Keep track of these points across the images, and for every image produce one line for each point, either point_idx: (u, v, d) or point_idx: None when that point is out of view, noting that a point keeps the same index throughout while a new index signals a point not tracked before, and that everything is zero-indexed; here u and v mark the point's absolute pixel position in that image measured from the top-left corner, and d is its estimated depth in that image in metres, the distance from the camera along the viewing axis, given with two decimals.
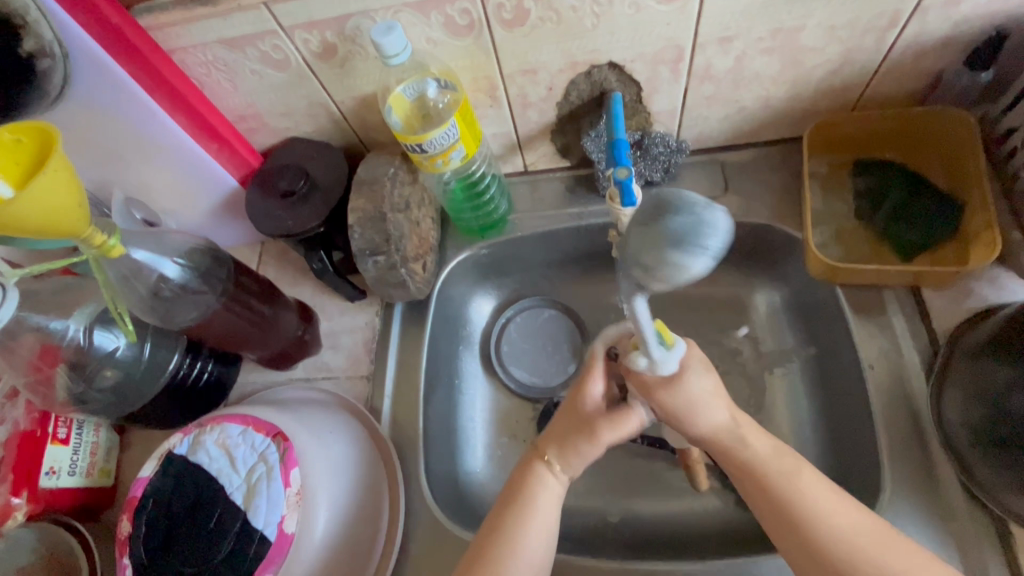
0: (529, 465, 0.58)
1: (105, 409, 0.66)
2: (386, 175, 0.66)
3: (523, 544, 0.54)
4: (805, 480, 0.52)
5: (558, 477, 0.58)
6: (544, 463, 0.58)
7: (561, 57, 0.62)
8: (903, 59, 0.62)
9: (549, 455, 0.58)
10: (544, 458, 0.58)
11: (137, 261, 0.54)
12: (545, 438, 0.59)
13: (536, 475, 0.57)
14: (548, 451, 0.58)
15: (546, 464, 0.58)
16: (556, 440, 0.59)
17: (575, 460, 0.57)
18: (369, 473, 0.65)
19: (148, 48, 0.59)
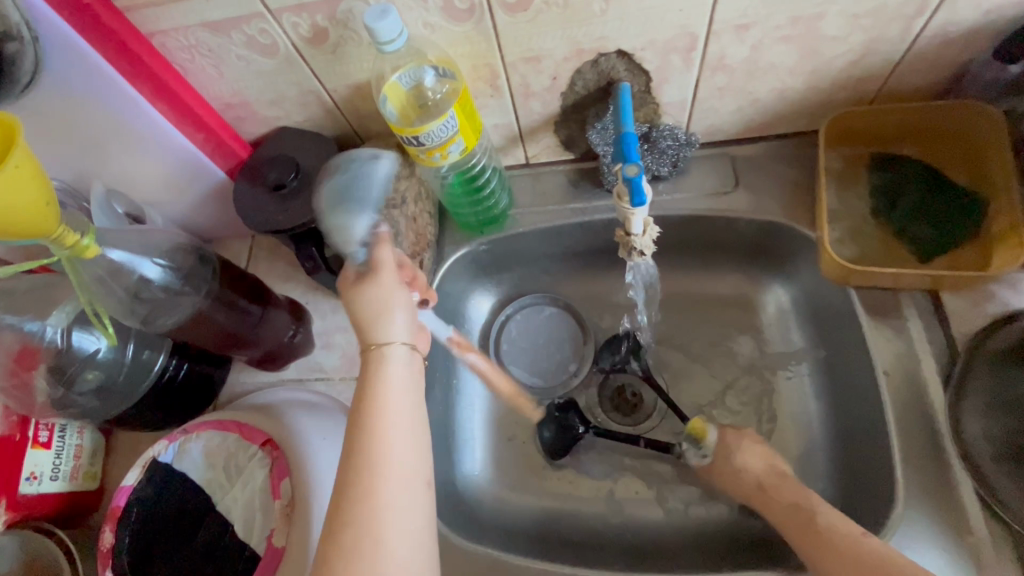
0: (368, 356, 0.50)
1: (86, 413, 0.63)
2: (381, 170, 0.63)
3: (377, 431, 0.46)
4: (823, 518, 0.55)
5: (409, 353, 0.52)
6: (376, 348, 0.50)
7: (567, 45, 0.59)
8: (927, 50, 0.59)
9: (377, 336, 0.51)
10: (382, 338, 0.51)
11: (114, 262, 0.50)
12: (360, 330, 0.51)
13: (374, 358, 0.50)
14: (373, 338, 0.51)
15: (377, 347, 0.50)
16: (362, 329, 0.51)
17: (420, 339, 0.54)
18: None
19: (125, 31, 0.56)
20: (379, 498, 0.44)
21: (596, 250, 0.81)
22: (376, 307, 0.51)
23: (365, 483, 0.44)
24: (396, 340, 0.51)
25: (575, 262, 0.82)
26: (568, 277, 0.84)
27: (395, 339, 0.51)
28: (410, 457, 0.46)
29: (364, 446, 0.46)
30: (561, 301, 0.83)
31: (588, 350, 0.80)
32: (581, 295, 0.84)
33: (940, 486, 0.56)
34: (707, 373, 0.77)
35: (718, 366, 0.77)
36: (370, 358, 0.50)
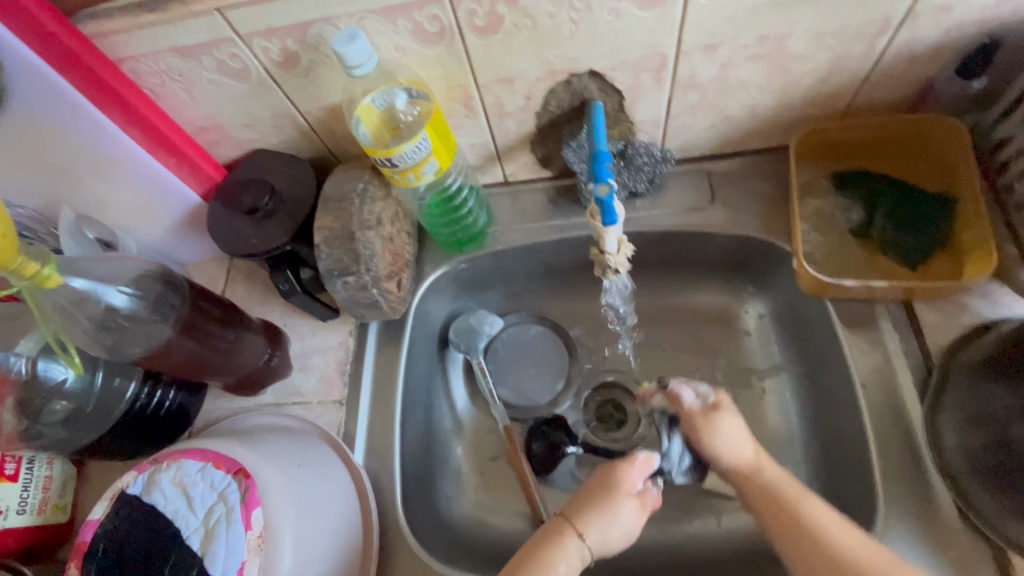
0: (561, 536, 0.53)
1: (54, 444, 0.61)
2: (355, 193, 0.63)
3: None
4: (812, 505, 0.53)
5: (582, 555, 0.53)
6: (577, 539, 0.53)
7: (539, 66, 0.59)
8: (893, 68, 0.60)
9: (585, 532, 0.54)
10: (578, 534, 0.53)
11: (78, 290, 0.50)
12: (580, 509, 0.55)
13: (567, 542, 0.53)
14: (587, 529, 0.54)
15: (578, 540, 0.53)
16: (587, 510, 0.55)
17: (608, 535, 0.54)
18: (342, 507, 0.61)
19: (93, 58, 0.55)
20: None
21: (576, 266, 0.81)
22: (609, 512, 0.55)
23: None
24: (596, 543, 0.54)
25: (556, 278, 0.82)
26: (550, 293, 0.84)
27: (593, 541, 0.54)
28: None
29: None
30: (547, 319, 0.83)
31: (572, 367, 0.80)
32: (563, 312, 0.84)
33: (921, 498, 0.56)
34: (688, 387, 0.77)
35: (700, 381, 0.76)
36: (563, 543, 0.53)
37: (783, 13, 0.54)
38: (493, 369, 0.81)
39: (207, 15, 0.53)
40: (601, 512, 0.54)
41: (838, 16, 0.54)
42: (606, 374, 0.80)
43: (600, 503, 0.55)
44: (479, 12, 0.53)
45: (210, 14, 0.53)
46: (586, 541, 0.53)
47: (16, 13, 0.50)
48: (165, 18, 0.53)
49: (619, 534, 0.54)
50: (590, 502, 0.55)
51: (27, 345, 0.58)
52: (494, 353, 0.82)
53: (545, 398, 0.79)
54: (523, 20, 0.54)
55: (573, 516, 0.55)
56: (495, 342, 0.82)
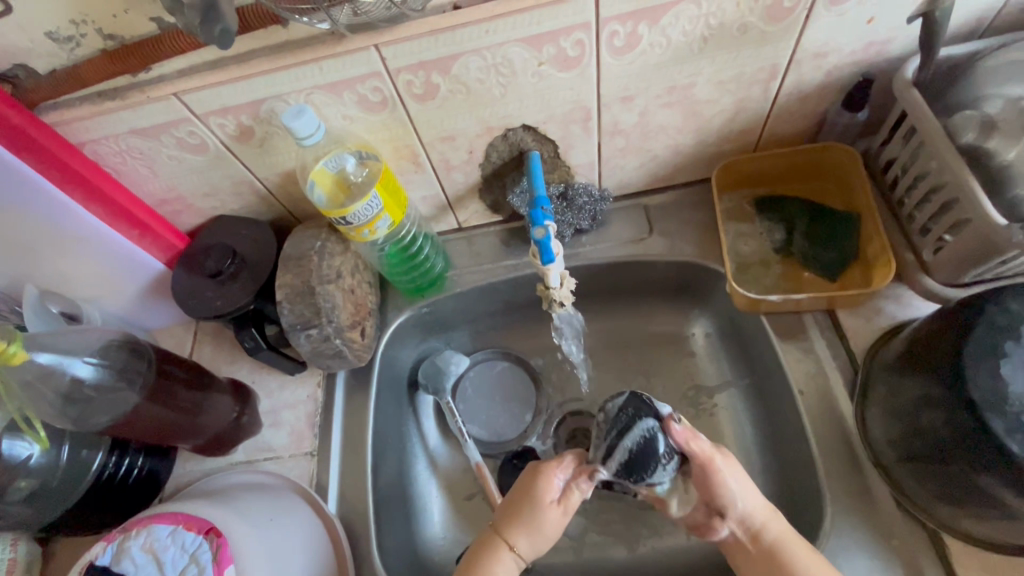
0: (493, 551, 0.58)
1: (20, 522, 0.61)
2: (313, 250, 0.67)
3: None
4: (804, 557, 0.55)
5: (517, 562, 0.59)
6: (508, 551, 0.58)
7: (476, 124, 0.65)
8: (789, 105, 0.68)
9: (514, 543, 0.58)
10: (509, 546, 0.58)
11: (43, 365, 0.52)
12: (506, 521, 0.59)
13: (500, 556, 0.58)
14: (515, 540, 0.58)
15: (510, 551, 0.58)
16: (512, 525, 0.59)
17: (537, 542, 0.58)
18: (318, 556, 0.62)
19: (56, 144, 0.59)
20: None
21: (534, 302, 0.85)
22: (534, 520, 0.59)
23: None
24: (526, 551, 0.58)
25: (515, 314, 0.86)
26: (511, 330, 0.88)
27: (521, 548, 0.59)
28: None
29: None
30: (512, 354, 0.86)
31: (538, 399, 0.83)
32: (525, 346, 0.88)
33: (862, 492, 0.61)
34: None
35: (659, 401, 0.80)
36: (495, 557, 0.58)
37: (685, 67, 0.61)
38: (462, 407, 0.83)
39: (164, 100, 0.57)
40: (526, 521, 0.59)
41: (733, 67, 0.62)
42: (571, 403, 0.83)
43: (523, 513, 0.59)
44: (416, 82, 0.58)
45: (167, 99, 0.57)
46: (517, 551, 0.58)
47: None
48: (124, 104, 0.57)
49: (547, 536, 0.59)
50: (513, 513, 0.59)
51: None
52: (463, 392, 0.84)
53: (515, 432, 0.81)
54: (457, 86, 0.60)
55: (501, 531, 0.59)
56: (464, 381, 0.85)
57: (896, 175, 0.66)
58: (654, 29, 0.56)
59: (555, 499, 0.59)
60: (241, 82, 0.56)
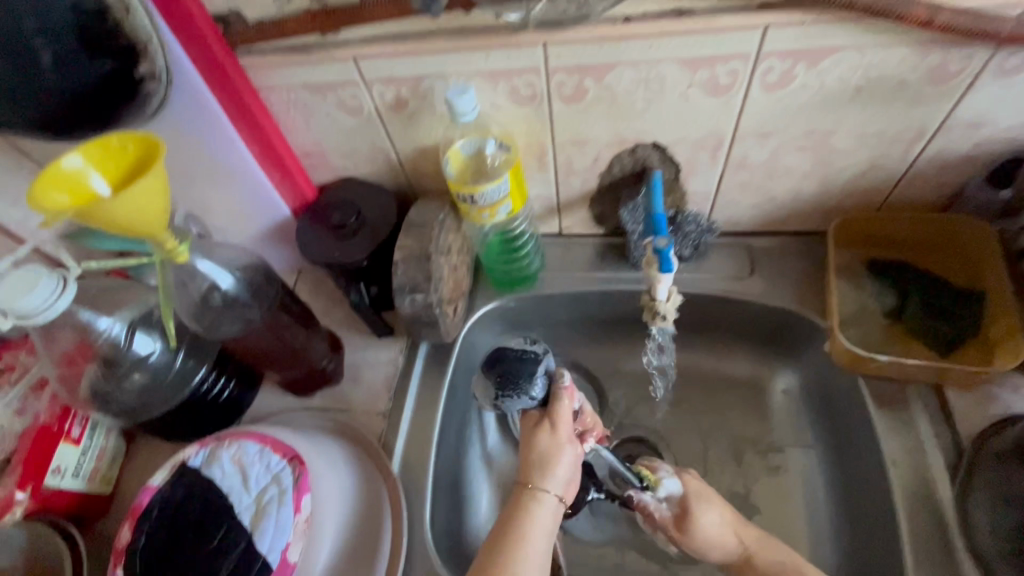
0: (521, 497, 0.62)
1: (124, 411, 0.66)
2: (435, 221, 0.70)
3: None
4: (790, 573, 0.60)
5: (551, 497, 0.62)
6: (531, 491, 0.62)
7: (611, 134, 0.68)
8: (926, 171, 0.67)
9: (535, 481, 0.63)
10: (529, 487, 0.63)
11: (199, 270, 0.56)
12: (498, 540, 0.59)
13: (529, 501, 0.62)
14: (532, 479, 0.63)
15: (530, 491, 0.62)
16: (526, 469, 0.64)
17: (556, 481, 0.63)
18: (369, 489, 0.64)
19: (243, 84, 0.65)
20: None
21: (620, 319, 0.86)
22: (543, 458, 0.63)
23: None
24: (551, 486, 0.63)
25: (594, 329, 0.88)
26: (585, 342, 0.89)
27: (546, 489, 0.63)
28: None
29: None
30: (581, 367, 0.88)
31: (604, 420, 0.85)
32: (597, 362, 0.89)
33: None
34: (713, 453, 0.80)
35: (725, 440, 0.81)
36: (525, 503, 0.62)
37: (831, 113, 0.62)
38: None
39: (344, 61, 0.63)
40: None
41: (879, 121, 0.62)
42: (634, 428, 0.84)
43: (511, 540, 0.59)
44: (568, 84, 0.62)
45: (346, 61, 0.63)
46: (547, 490, 0.62)
47: (195, 43, 0.60)
48: (309, 59, 0.63)
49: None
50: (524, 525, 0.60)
51: (67, 296, 0.56)
52: None
53: None
54: (604, 93, 0.63)
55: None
56: None
57: None
58: (811, 71, 0.58)
59: (539, 458, 0.63)
60: (413, 56, 0.61)
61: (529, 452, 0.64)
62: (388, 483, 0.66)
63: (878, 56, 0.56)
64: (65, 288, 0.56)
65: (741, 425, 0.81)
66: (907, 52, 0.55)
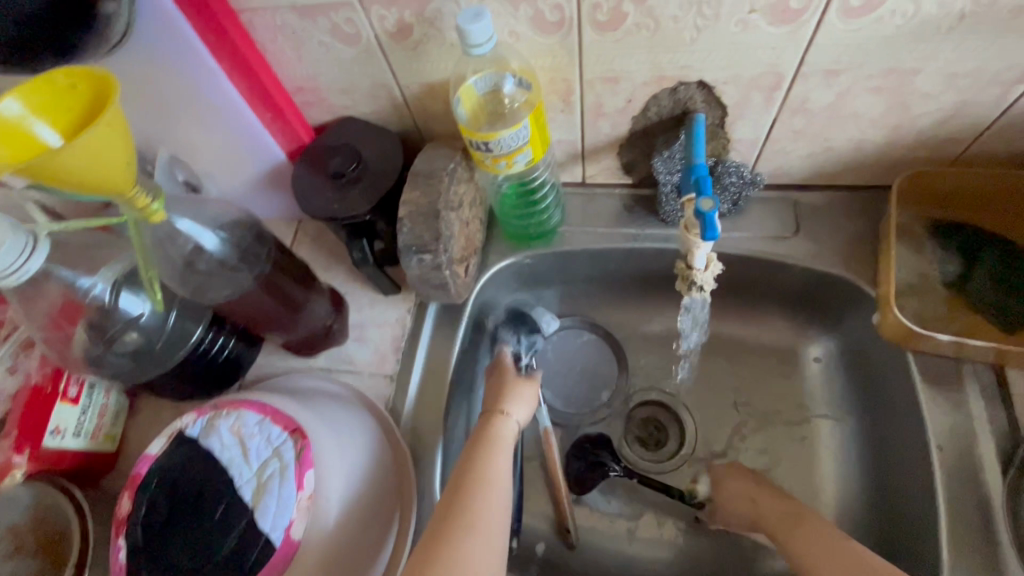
0: (487, 422, 0.61)
1: (119, 374, 0.62)
2: (445, 171, 0.62)
3: (485, 502, 0.52)
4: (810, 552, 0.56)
5: (512, 422, 0.62)
6: (502, 415, 0.62)
7: (649, 70, 0.58)
8: (1021, 118, 0.57)
9: (503, 408, 0.62)
10: (498, 413, 0.62)
11: (179, 229, 0.51)
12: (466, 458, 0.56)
13: (495, 420, 0.61)
14: (502, 406, 0.63)
15: (503, 416, 0.62)
16: (495, 398, 0.64)
17: (521, 405, 0.64)
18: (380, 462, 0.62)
19: (219, 6, 0.56)
20: (477, 527, 0.49)
21: (645, 278, 0.79)
22: (510, 393, 0.65)
23: (470, 508, 0.51)
24: (515, 411, 0.63)
25: (616, 288, 0.81)
26: (606, 301, 0.83)
27: (513, 414, 0.62)
28: (500, 521, 0.51)
29: (457, 529, 0.49)
30: (601, 329, 0.83)
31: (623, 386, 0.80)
32: (617, 323, 0.83)
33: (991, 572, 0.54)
34: (738, 422, 0.76)
35: (751, 409, 0.76)
36: (489, 425, 0.61)
37: (920, 46, 0.51)
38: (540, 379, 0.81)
39: None
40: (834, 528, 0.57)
41: (978, 58, 0.51)
42: (653, 392, 0.80)
43: (476, 456, 0.56)
44: (604, 7, 0.52)
45: None
46: (510, 415, 0.62)
47: None
48: None
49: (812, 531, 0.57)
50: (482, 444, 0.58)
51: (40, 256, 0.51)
52: (544, 357, 0.82)
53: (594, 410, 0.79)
54: (646, 20, 0.52)
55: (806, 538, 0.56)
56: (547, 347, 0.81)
57: None
58: None
59: (509, 389, 0.65)
60: None
61: (499, 386, 0.66)
62: (394, 451, 0.64)
63: None
64: (36, 246, 0.51)
65: (769, 393, 0.77)
66: None
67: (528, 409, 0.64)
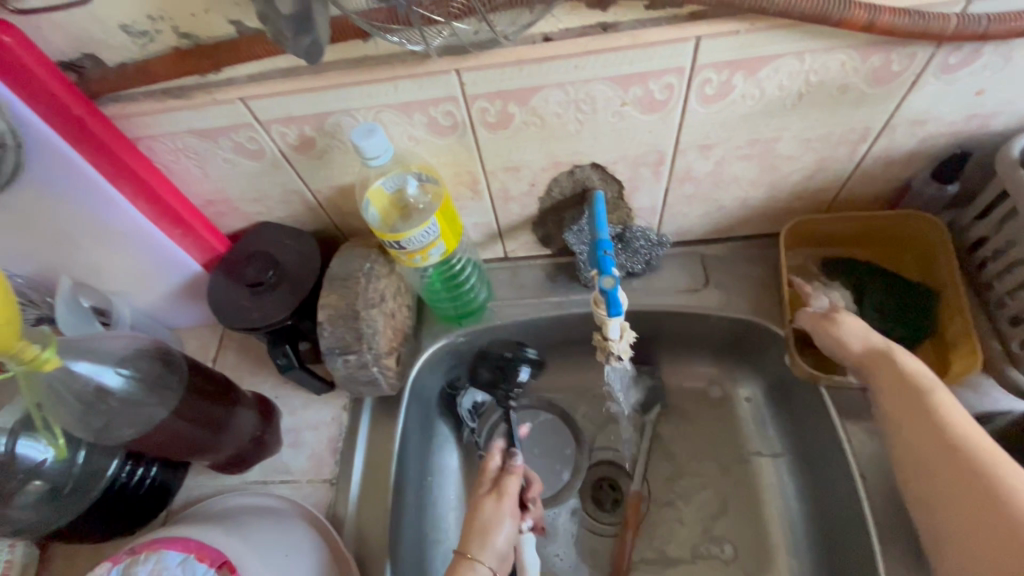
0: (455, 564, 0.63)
1: (23, 529, 0.58)
2: (362, 271, 0.63)
3: None
4: (957, 418, 0.50)
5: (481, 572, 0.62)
6: (467, 561, 0.63)
7: (544, 158, 0.62)
8: (873, 169, 0.65)
9: (472, 552, 0.63)
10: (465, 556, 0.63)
11: (77, 373, 0.49)
12: None
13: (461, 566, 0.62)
14: (471, 549, 0.64)
15: (467, 562, 0.63)
16: (467, 537, 0.65)
17: (487, 538, 0.64)
18: None
19: (113, 138, 0.56)
20: None
21: (578, 341, 0.81)
22: (483, 525, 0.65)
23: None
24: (485, 557, 0.63)
25: (550, 353, 0.83)
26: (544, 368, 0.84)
27: (476, 553, 0.63)
28: None
29: None
30: (558, 407, 0.83)
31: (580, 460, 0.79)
32: (558, 387, 0.84)
33: None
34: (686, 472, 0.77)
35: (695, 457, 0.78)
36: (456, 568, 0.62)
37: (773, 120, 0.58)
38: (495, 456, 0.79)
39: (230, 103, 0.55)
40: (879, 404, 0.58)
41: (824, 125, 0.58)
42: (601, 452, 0.80)
43: None
44: (491, 110, 0.56)
45: (233, 102, 0.55)
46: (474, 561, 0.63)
47: (42, 98, 0.51)
48: (189, 104, 0.55)
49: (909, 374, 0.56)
50: None
51: None
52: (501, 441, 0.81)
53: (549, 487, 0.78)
54: (532, 118, 0.57)
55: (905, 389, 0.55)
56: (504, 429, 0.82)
57: (987, 258, 0.64)
58: (750, 80, 0.53)
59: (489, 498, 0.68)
60: (310, 93, 0.53)
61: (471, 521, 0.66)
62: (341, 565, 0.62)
63: (819, 62, 0.52)
64: None
65: (709, 439, 0.79)
66: (848, 54, 0.51)
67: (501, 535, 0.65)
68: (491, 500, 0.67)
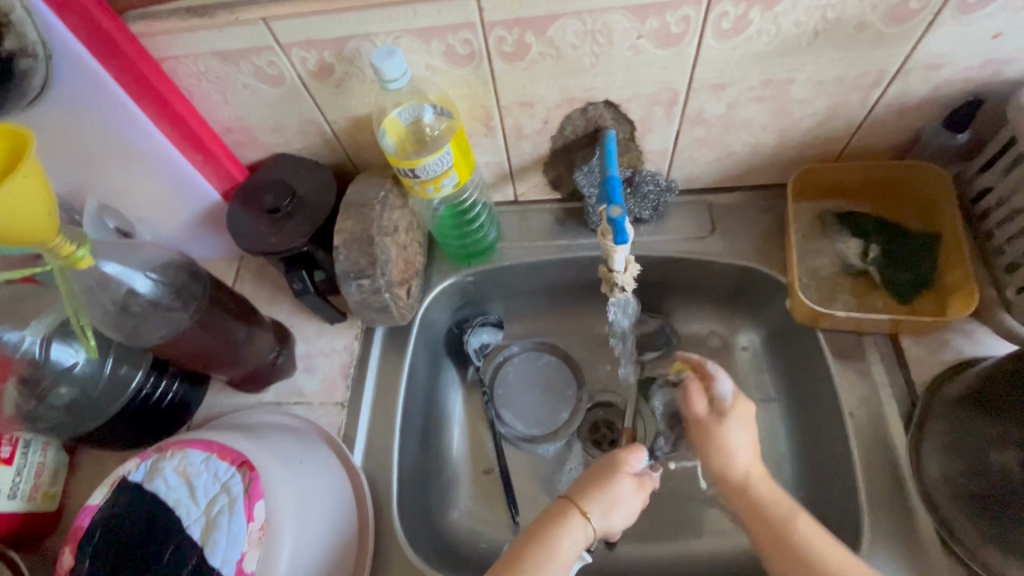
0: (565, 513, 0.56)
1: (54, 428, 0.62)
2: (377, 200, 0.66)
3: None
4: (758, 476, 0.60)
5: (586, 533, 0.56)
6: (583, 517, 0.56)
7: (558, 93, 0.63)
8: (884, 117, 0.65)
9: (588, 509, 0.56)
10: (582, 511, 0.56)
11: (108, 274, 0.53)
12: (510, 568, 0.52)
13: (573, 520, 0.55)
14: (589, 505, 0.57)
15: (584, 518, 0.56)
16: (588, 490, 0.58)
17: (608, 512, 0.57)
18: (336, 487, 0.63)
19: (138, 56, 0.57)
20: None
21: (584, 286, 0.83)
22: (610, 495, 0.58)
23: None
24: (598, 520, 0.56)
25: (557, 297, 0.85)
26: (549, 312, 0.87)
27: (594, 519, 0.56)
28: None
29: None
30: (560, 350, 0.86)
31: (580, 400, 0.83)
32: (562, 331, 0.87)
33: (905, 524, 0.60)
34: None
35: None
36: (567, 519, 0.55)
37: (787, 59, 0.58)
38: (499, 394, 0.83)
39: (253, 23, 0.56)
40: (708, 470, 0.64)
41: (838, 67, 0.59)
42: (601, 393, 0.83)
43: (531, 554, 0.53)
44: (509, 40, 0.56)
45: (255, 23, 0.56)
46: (590, 519, 0.56)
47: (70, 8, 0.51)
48: (212, 23, 0.55)
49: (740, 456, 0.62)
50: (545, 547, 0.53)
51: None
52: (505, 378, 0.84)
53: (549, 427, 0.81)
54: (548, 50, 0.57)
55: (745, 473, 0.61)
56: (507, 368, 0.85)
57: (990, 207, 0.65)
58: (766, 15, 0.54)
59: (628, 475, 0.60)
60: (331, 14, 0.54)
61: (602, 481, 0.59)
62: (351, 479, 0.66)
63: None
64: None
65: None
66: None
67: (615, 518, 0.58)
68: (633, 483, 0.59)
